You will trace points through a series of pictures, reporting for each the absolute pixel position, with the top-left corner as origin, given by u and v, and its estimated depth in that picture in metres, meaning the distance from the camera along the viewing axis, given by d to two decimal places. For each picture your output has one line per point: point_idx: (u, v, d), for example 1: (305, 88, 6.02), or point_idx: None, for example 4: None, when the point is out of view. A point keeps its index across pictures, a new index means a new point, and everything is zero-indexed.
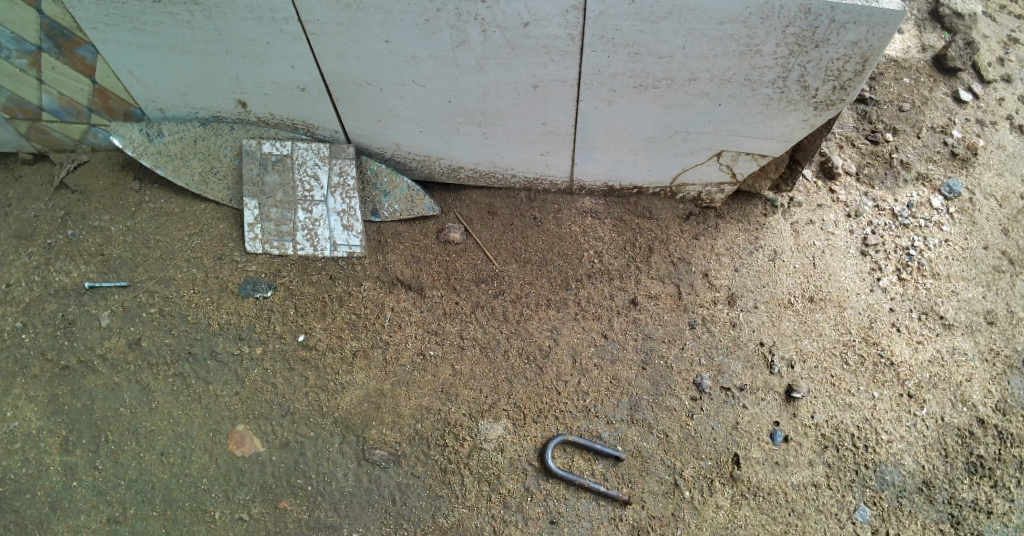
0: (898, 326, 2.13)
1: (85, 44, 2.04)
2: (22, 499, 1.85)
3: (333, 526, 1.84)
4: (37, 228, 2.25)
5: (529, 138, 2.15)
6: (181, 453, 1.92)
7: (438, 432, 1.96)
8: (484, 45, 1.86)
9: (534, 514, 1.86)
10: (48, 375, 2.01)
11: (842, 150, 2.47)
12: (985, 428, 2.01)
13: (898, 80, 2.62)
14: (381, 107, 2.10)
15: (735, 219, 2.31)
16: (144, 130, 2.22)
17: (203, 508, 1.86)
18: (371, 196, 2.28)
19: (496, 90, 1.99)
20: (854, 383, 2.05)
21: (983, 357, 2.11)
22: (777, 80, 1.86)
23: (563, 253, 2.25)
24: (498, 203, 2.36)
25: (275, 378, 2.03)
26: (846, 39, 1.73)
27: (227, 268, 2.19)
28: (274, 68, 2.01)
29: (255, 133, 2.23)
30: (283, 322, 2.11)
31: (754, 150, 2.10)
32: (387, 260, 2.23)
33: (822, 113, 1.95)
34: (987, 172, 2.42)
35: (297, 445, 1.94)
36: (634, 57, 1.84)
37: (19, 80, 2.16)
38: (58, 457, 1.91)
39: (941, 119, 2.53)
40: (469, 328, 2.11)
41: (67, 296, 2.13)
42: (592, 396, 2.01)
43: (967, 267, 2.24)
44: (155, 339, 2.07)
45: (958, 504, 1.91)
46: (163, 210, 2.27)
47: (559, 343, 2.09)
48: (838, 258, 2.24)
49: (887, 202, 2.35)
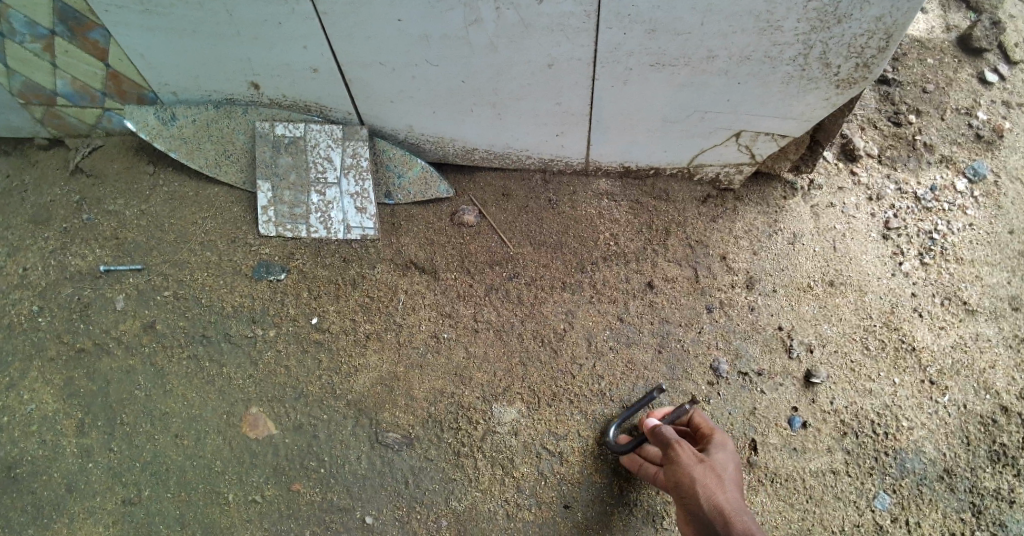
0: (921, 311, 2.09)
1: (97, 26, 2.04)
2: (38, 480, 1.87)
3: (346, 509, 1.84)
4: (52, 212, 2.25)
5: (543, 118, 2.13)
6: (195, 435, 1.93)
7: (452, 415, 1.94)
8: (496, 23, 1.83)
9: (548, 499, 1.85)
10: (64, 357, 2.02)
11: (864, 132, 2.41)
12: (1008, 416, 1.97)
13: (921, 61, 2.56)
14: (393, 86, 2.08)
15: (754, 201, 2.27)
16: (157, 114, 2.23)
17: (217, 490, 1.86)
18: (384, 178, 2.27)
19: (509, 69, 1.97)
20: (874, 369, 2.01)
21: (1008, 344, 2.06)
22: (797, 57, 1.82)
23: (578, 236, 2.22)
24: (512, 186, 2.34)
25: (288, 360, 2.02)
26: (869, 14, 1.69)
27: (240, 251, 2.19)
28: (285, 47, 1.99)
29: (268, 116, 2.22)
30: (296, 304, 2.10)
31: (774, 130, 2.06)
32: (401, 243, 2.22)
33: (844, 92, 1.91)
34: (1012, 155, 2.37)
35: (310, 428, 1.94)
36: (650, 34, 1.81)
37: (32, 64, 2.16)
38: (74, 439, 1.92)
39: (965, 100, 2.47)
40: (483, 311, 2.10)
41: (82, 280, 2.13)
42: (607, 380, 1.99)
43: (992, 251, 2.19)
44: (169, 322, 2.07)
45: (980, 493, 1.88)
46: (176, 194, 2.27)
47: (573, 327, 2.07)
48: (859, 242, 2.20)
49: (910, 184, 2.30)
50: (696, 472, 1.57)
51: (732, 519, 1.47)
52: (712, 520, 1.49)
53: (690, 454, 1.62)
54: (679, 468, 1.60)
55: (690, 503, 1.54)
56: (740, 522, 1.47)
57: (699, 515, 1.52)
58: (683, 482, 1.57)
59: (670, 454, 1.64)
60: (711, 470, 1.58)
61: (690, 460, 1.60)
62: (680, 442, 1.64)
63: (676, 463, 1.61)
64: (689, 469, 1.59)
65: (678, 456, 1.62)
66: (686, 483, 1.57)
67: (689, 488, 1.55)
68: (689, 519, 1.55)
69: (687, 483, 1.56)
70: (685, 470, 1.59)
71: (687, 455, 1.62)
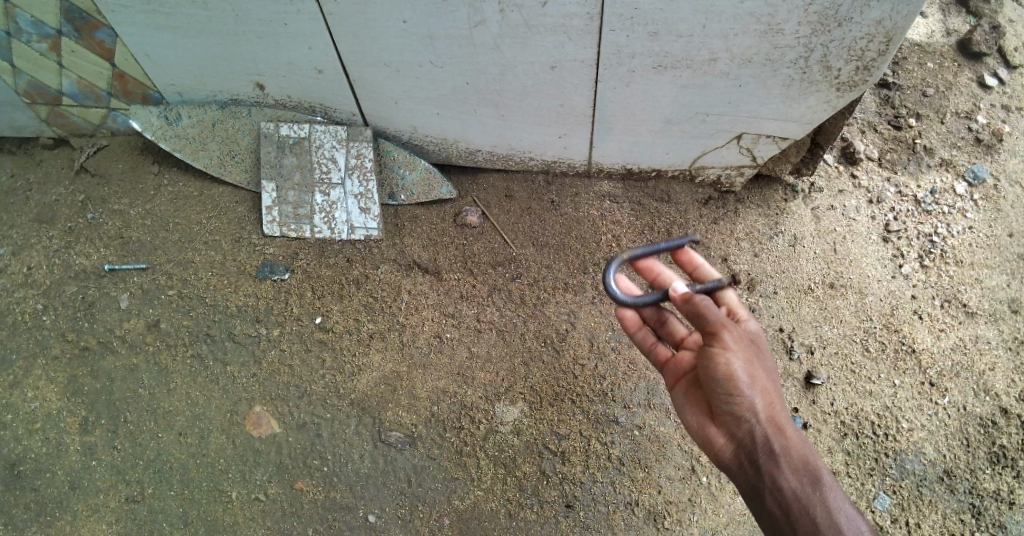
0: (920, 313, 2.10)
1: (103, 27, 2.05)
2: (42, 478, 1.88)
3: (348, 507, 1.85)
4: (57, 211, 2.27)
5: (546, 119, 2.14)
6: (199, 434, 1.94)
7: (454, 415, 1.95)
8: (501, 24, 1.84)
9: (550, 498, 1.86)
10: (68, 356, 2.03)
11: (864, 135, 2.43)
12: (1008, 418, 1.98)
13: (921, 65, 2.58)
14: (397, 87, 2.09)
15: (755, 203, 2.29)
16: (162, 114, 2.24)
17: (220, 488, 1.87)
18: (388, 179, 2.29)
19: (513, 70, 1.98)
20: (874, 371, 2.02)
21: (1007, 346, 2.07)
22: (798, 60, 1.83)
23: (580, 237, 2.24)
24: (515, 187, 2.35)
25: (292, 359, 2.03)
26: (870, 17, 1.70)
27: (245, 250, 2.20)
28: (291, 48, 2.00)
29: (273, 116, 2.24)
30: (300, 304, 2.11)
31: (776, 132, 2.08)
32: (404, 243, 2.23)
33: (844, 95, 1.93)
34: (1012, 158, 2.38)
35: (313, 426, 1.95)
36: (653, 36, 1.82)
37: (39, 64, 2.17)
38: (78, 437, 1.93)
39: (965, 104, 2.49)
40: (486, 312, 2.11)
41: (87, 279, 2.15)
42: (608, 380, 2.00)
43: (991, 254, 2.20)
44: (173, 321, 2.08)
45: (980, 494, 1.89)
46: (181, 194, 2.28)
47: (575, 327, 2.08)
48: (860, 244, 2.22)
49: (910, 187, 2.31)
50: (754, 377, 1.41)
51: (785, 431, 1.36)
52: (763, 429, 1.37)
53: (743, 347, 1.44)
54: (732, 365, 1.41)
55: (741, 406, 1.39)
56: (791, 433, 1.37)
57: (747, 421, 1.38)
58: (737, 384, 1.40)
59: (717, 345, 1.44)
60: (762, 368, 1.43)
61: (741, 351, 1.43)
62: (730, 329, 1.45)
63: (725, 352, 1.43)
64: (742, 367, 1.41)
65: (731, 350, 1.43)
66: (736, 384, 1.40)
67: (740, 390, 1.40)
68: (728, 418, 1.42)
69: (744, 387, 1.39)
70: (738, 367, 1.41)
71: (741, 350, 1.43)
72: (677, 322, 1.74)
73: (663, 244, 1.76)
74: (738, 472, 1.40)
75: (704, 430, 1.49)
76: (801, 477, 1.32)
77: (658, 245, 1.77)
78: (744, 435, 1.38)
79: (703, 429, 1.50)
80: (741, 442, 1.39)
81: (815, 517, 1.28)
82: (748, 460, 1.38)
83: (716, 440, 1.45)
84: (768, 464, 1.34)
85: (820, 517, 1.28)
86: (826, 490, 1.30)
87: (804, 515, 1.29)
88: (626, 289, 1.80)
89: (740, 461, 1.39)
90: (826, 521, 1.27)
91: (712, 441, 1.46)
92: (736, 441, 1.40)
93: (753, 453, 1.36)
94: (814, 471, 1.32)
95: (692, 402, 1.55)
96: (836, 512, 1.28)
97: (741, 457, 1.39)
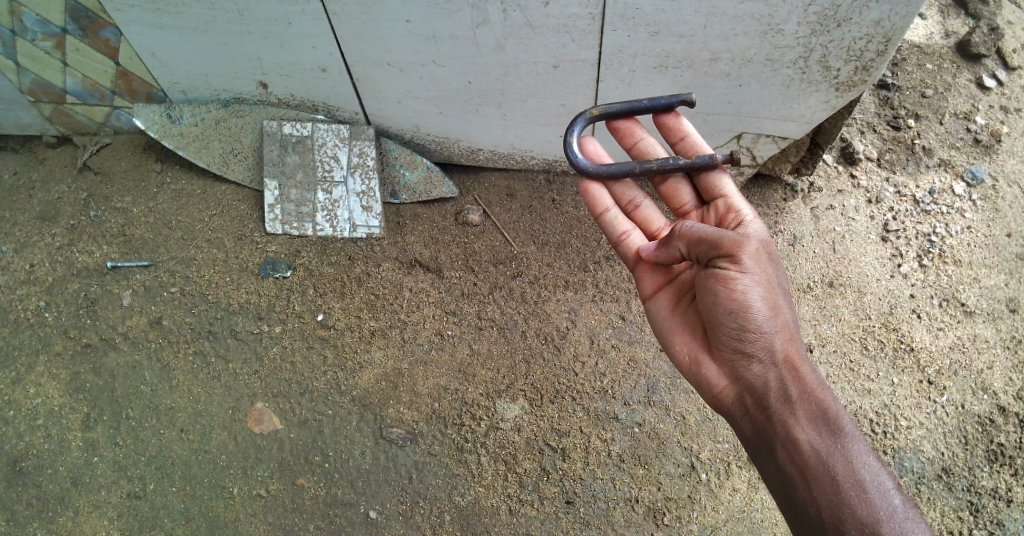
0: (919, 312, 2.11)
1: (108, 25, 2.06)
2: (43, 474, 1.89)
3: (350, 503, 1.86)
4: (60, 209, 2.28)
5: (548, 119, 2.16)
6: (200, 430, 1.95)
7: (456, 412, 1.97)
8: (504, 24, 1.86)
9: (550, 494, 1.87)
10: (71, 352, 2.04)
11: (863, 136, 2.44)
12: (1006, 416, 1.99)
13: (920, 66, 2.59)
14: (400, 87, 2.11)
15: (755, 203, 2.30)
16: (166, 112, 2.26)
17: (221, 484, 1.88)
18: (390, 177, 2.30)
19: (515, 69, 1.99)
20: (872, 369, 2.03)
21: (1005, 345, 2.08)
22: (798, 60, 1.85)
23: (581, 236, 2.25)
24: (516, 186, 2.37)
25: (294, 355, 2.04)
26: (868, 18, 1.71)
27: (247, 248, 2.21)
28: (294, 48, 2.02)
29: (276, 115, 2.25)
30: (302, 301, 2.12)
31: (776, 131, 2.10)
32: (406, 241, 2.24)
33: (843, 95, 1.94)
34: (1011, 159, 2.39)
35: (314, 422, 1.96)
36: (654, 36, 1.83)
37: (44, 62, 2.19)
38: (80, 433, 1.94)
39: (964, 105, 2.50)
40: (486, 309, 2.12)
41: (89, 276, 2.16)
42: (609, 378, 2.02)
43: (989, 254, 2.21)
44: (175, 318, 2.09)
45: (978, 492, 1.90)
46: (183, 191, 2.30)
47: (576, 324, 2.10)
48: (859, 244, 2.23)
49: (909, 188, 2.33)
50: (771, 311, 1.41)
51: (802, 372, 1.41)
52: (781, 370, 1.41)
53: (761, 272, 1.42)
54: (750, 295, 1.39)
55: (759, 346, 1.41)
56: (806, 373, 1.41)
57: (765, 362, 1.41)
58: (754, 321, 1.40)
59: (734, 268, 1.41)
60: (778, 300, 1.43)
61: (760, 281, 1.41)
62: (748, 249, 1.41)
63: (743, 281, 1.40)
64: (759, 297, 1.40)
65: (748, 276, 1.40)
66: (755, 322, 1.39)
67: (760, 329, 1.40)
68: (742, 356, 1.43)
69: (760, 323, 1.40)
70: (756, 297, 1.40)
71: (759, 276, 1.41)
72: (654, 213, 1.76)
73: (646, 103, 1.70)
74: (747, 412, 1.44)
75: (705, 364, 1.51)
76: (819, 426, 1.36)
77: (641, 103, 1.70)
78: (759, 376, 1.41)
79: (705, 363, 1.51)
80: (753, 384, 1.42)
81: (835, 472, 1.31)
82: (760, 403, 1.42)
83: (724, 375, 1.47)
84: (784, 409, 1.39)
85: (841, 472, 1.31)
86: (846, 441, 1.34)
87: (823, 469, 1.32)
88: (595, 155, 1.76)
89: (750, 403, 1.43)
90: (845, 476, 1.31)
91: (716, 379, 1.48)
92: (747, 382, 1.43)
93: (767, 395, 1.40)
94: (832, 419, 1.36)
95: (694, 329, 1.56)
96: (857, 465, 1.32)
97: (752, 398, 1.43)
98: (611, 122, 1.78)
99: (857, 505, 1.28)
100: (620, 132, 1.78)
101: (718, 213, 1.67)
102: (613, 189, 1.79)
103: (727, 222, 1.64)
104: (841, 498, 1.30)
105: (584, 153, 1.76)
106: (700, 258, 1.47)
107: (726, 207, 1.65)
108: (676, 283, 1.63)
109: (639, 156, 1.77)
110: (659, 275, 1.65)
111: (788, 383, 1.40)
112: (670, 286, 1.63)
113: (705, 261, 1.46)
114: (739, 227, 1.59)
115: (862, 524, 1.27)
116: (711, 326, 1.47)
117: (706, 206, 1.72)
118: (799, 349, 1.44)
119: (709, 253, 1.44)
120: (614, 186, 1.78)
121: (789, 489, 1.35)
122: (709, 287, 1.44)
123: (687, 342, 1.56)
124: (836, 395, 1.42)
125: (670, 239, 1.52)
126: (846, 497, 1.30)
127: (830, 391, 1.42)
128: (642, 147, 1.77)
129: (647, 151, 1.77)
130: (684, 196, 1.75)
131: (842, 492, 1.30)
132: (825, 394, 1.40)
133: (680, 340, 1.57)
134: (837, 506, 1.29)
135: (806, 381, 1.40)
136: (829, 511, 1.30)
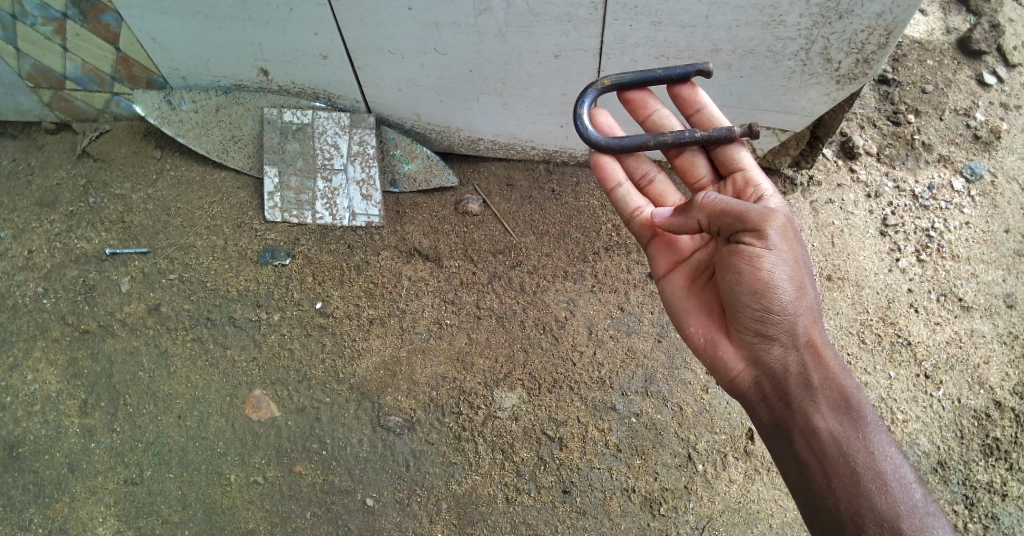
0: (917, 307, 2.12)
1: (109, 10, 2.05)
2: (40, 460, 1.89)
3: (346, 491, 1.86)
4: (59, 196, 2.27)
5: (548, 109, 2.16)
6: (198, 417, 1.94)
7: (453, 400, 1.97)
8: (506, 12, 1.86)
9: (546, 483, 1.87)
10: (68, 338, 2.04)
11: (863, 130, 2.44)
12: (1001, 411, 1.99)
13: (921, 62, 2.59)
14: (401, 75, 2.11)
15: None
16: (166, 99, 2.25)
17: (218, 471, 1.88)
18: (390, 165, 2.31)
19: (517, 58, 2.00)
20: (869, 363, 2.03)
21: (1002, 341, 2.09)
22: (799, 51, 1.86)
23: (581, 226, 2.25)
24: (516, 176, 2.37)
25: (292, 343, 2.04)
26: (870, 10, 1.72)
27: (246, 235, 2.21)
28: (296, 34, 2.02)
29: (276, 102, 2.26)
30: (301, 289, 2.12)
31: (775, 124, 2.12)
32: (406, 230, 2.24)
33: (844, 87, 1.95)
34: (1010, 156, 2.40)
35: (312, 410, 1.96)
36: (656, 26, 1.84)
37: (44, 47, 2.18)
38: (77, 419, 1.94)
39: (964, 101, 2.50)
40: (485, 298, 2.12)
41: (87, 262, 2.15)
42: (607, 367, 2.02)
43: (987, 249, 2.22)
44: (174, 305, 2.09)
45: (973, 486, 1.91)
46: (184, 178, 2.29)
47: (574, 314, 2.10)
48: (857, 238, 2.24)
49: (908, 183, 2.33)
50: (795, 291, 1.40)
51: (824, 355, 1.41)
52: (804, 354, 1.41)
53: (787, 249, 1.41)
54: (774, 274, 1.38)
55: (782, 328, 1.40)
56: (828, 357, 1.41)
57: (787, 344, 1.41)
58: (778, 302, 1.38)
59: (759, 244, 1.39)
60: (803, 279, 1.42)
61: (786, 257, 1.40)
62: (774, 224, 1.39)
63: (769, 258, 1.38)
64: (784, 277, 1.39)
65: (773, 253, 1.39)
66: (780, 302, 1.38)
67: (784, 309, 1.39)
68: (764, 337, 1.42)
69: (784, 304, 1.39)
70: (781, 276, 1.38)
71: (786, 254, 1.40)
72: (668, 189, 1.75)
73: (660, 73, 1.67)
74: (765, 398, 1.44)
75: (723, 347, 1.50)
76: (841, 415, 1.36)
77: (655, 74, 1.68)
78: (779, 359, 1.41)
79: (721, 345, 1.51)
80: (773, 368, 1.42)
81: (854, 463, 1.32)
82: (779, 388, 1.42)
83: (740, 359, 1.47)
84: (804, 395, 1.39)
85: (861, 463, 1.31)
86: (867, 431, 1.34)
87: (843, 461, 1.32)
88: (606, 128, 1.74)
89: (769, 388, 1.43)
90: (865, 467, 1.31)
91: (733, 362, 1.48)
92: (767, 366, 1.43)
93: (788, 381, 1.40)
94: (855, 408, 1.36)
95: (712, 309, 1.56)
96: (878, 457, 1.32)
97: (770, 383, 1.43)
98: (623, 93, 1.76)
99: (876, 499, 1.29)
100: (633, 104, 1.77)
101: (735, 187, 1.67)
102: (625, 163, 1.78)
103: (746, 196, 1.63)
104: (861, 491, 1.30)
105: (596, 125, 1.74)
106: (721, 232, 1.45)
107: (744, 182, 1.65)
108: (691, 262, 1.63)
109: (652, 129, 1.75)
110: (673, 253, 1.65)
111: (809, 368, 1.40)
112: (685, 265, 1.63)
113: (727, 236, 1.44)
114: (758, 201, 1.58)
115: (881, 519, 1.27)
116: (731, 306, 1.46)
117: (722, 180, 1.71)
118: (822, 333, 1.44)
119: (733, 227, 1.42)
120: (627, 161, 1.77)
121: (807, 479, 1.36)
122: (732, 264, 1.43)
123: (703, 323, 1.55)
124: (858, 383, 1.41)
125: (688, 209, 1.48)
126: (865, 490, 1.30)
127: (851, 378, 1.42)
128: (655, 119, 1.75)
129: (660, 123, 1.74)
130: (700, 170, 1.74)
131: (862, 484, 1.30)
132: (846, 380, 1.40)
133: (696, 320, 1.57)
134: (856, 500, 1.30)
135: (828, 366, 1.40)
136: (847, 503, 1.30)
